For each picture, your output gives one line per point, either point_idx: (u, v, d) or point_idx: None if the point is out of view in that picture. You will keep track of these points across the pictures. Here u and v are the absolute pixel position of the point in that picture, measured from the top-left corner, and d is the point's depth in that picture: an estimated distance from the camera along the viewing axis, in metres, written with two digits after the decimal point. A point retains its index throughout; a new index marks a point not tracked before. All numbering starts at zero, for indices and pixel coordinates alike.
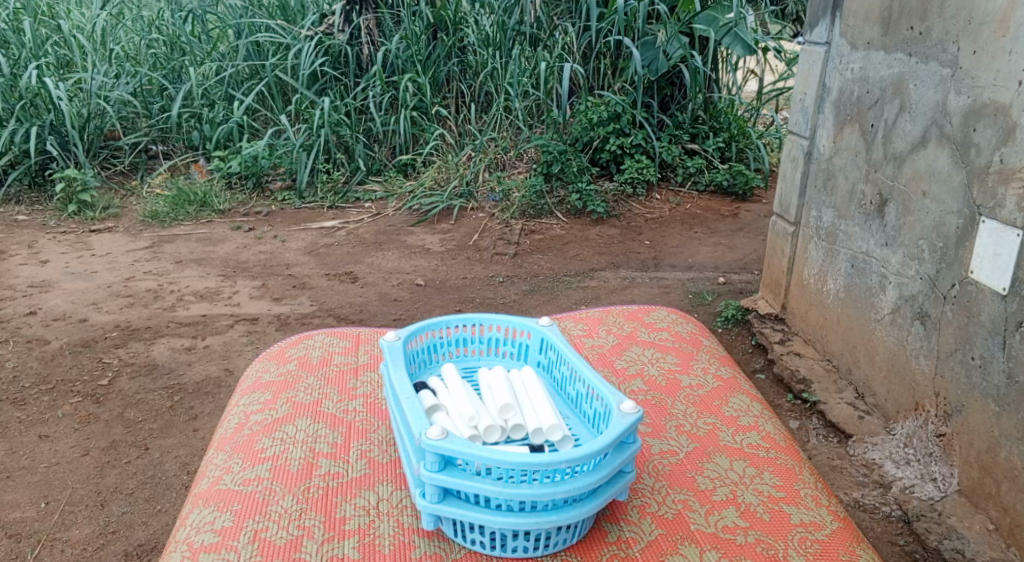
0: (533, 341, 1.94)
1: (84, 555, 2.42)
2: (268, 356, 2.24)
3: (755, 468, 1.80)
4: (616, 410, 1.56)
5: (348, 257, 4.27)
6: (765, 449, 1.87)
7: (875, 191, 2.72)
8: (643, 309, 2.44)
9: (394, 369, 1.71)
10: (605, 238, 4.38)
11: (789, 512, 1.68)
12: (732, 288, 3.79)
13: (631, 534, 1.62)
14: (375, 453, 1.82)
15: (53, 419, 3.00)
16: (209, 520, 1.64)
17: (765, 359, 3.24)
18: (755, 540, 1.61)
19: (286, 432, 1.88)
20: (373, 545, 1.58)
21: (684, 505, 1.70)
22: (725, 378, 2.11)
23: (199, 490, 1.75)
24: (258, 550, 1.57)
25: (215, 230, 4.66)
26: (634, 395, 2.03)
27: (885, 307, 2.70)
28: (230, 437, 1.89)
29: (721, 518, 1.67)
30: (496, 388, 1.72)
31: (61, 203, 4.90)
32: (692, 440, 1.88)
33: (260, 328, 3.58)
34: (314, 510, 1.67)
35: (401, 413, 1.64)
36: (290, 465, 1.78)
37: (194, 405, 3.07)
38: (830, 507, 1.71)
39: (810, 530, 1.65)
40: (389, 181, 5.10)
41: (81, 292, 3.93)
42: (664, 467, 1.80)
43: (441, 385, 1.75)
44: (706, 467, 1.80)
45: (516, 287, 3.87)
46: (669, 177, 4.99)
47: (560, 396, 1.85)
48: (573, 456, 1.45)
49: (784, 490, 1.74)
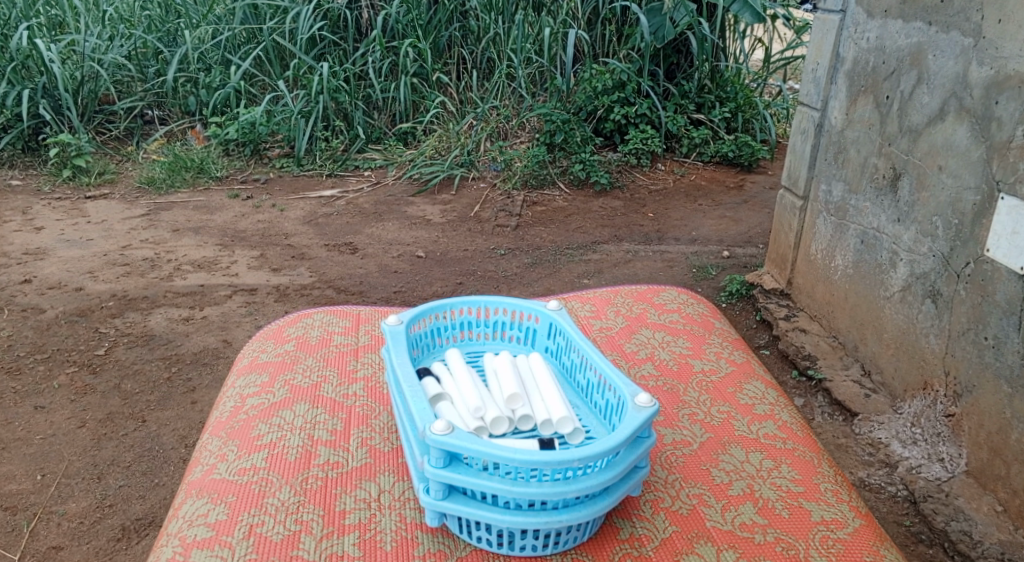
0: (541, 325, 1.89)
1: (79, 529, 2.38)
2: (265, 335, 2.19)
3: (773, 460, 1.75)
4: (631, 403, 1.50)
5: (348, 228, 4.20)
6: (783, 439, 1.82)
7: (888, 165, 2.65)
8: (652, 289, 2.39)
9: (398, 355, 1.66)
10: (608, 209, 4.31)
11: (809, 509, 1.63)
12: (737, 262, 3.73)
13: (644, 531, 1.57)
14: (376, 441, 1.78)
15: (49, 389, 2.96)
16: (202, 513, 1.59)
17: (770, 334, 3.19)
18: (774, 539, 1.56)
19: (283, 417, 1.84)
20: (374, 542, 1.54)
21: (699, 501, 1.65)
22: (738, 364, 2.06)
23: (192, 479, 1.70)
24: (254, 546, 1.52)
25: (213, 197, 4.59)
26: (644, 381, 1.98)
27: (895, 284, 2.64)
28: (225, 422, 1.85)
29: (739, 515, 1.61)
30: (504, 377, 1.66)
31: (55, 169, 4.82)
32: (706, 430, 1.83)
33: (258, 299, 3.52)
34: (312, 502, 1.62)
35: (404, 403, 1.59)
36: (287, 454, 1.73)
37: (191, 376, 3.03)
38: (851, 503, 1.65)
39: (831, 528, 1.59)
40: (389, 150, 5.01)
41: (76, 260, 3.86)
42: (677, 460, 1.75)
43: (445, 372, 1.69)
44: (721, 459, 1.75)
45: (518, 260, 3.81)
46: (673, 148, 4.91)
47: (569, 384, 1.80)
48: (586, 454, 1.40)
49: (803, 484, 1.69)
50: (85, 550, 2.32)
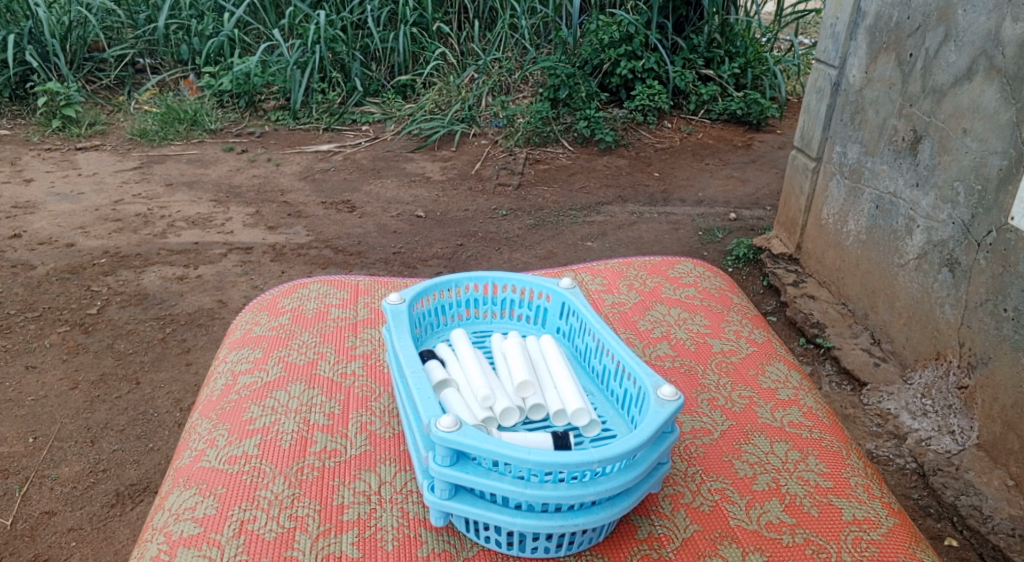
0: (553, 304, 1.81)
1: (73, 494, 2.32)
2: (259, 306, 2.11)
3: (799, 452, 1.66)
4: (654, 396, 1.41)
5: (345, 184, 4.10)
6: (809, 428, 1.73)
7: (909, 127, 2.54)
8: (666, 261, 2.30)
9: (400, 338, 1.57)
10: (613, 168, 4.20)
11: (840, 507, 1.53)
12: (744, 225, 3.64)
13: (664, 530, 1.48)
14: (376, 427, 1.70)
15: (40, 348, 2.89)
16: (189, 506, 1.51)
17: (777, 301, 3.11)
18: (804, 541, 1.47)
19: (277, 399, 1.76)
20: (375, 541, 1.45)
21: (722, 497, 1.55)
22: (759, 343, 1.98)
23: (180, 466, 1.62)
24: (244, 545, 1.44)
25: (207, 151, 4.47)
26: (660, 362, 1.90)
27: (911, 252, 2.55)
28: (216, 402, 1.78)
29: (764, 513, 1.52)
30: (514, 363, 1.58)
31: (44, 118, 4.68)
32: (727, 417, 1.75)
33: (254, 258, 3.43)
34: (308, 496, 1.53)
35: (406, 391, 1.50)
36: (281, 440, 1.65)
37: (186, 337, 2.95)
38: (883, 500, 1.57)
39: (864, 528, 1.50)
40: (387, 104, 4.88)
41: (67, 215, 3.76)
42: (697, 451, 1.66)
43: (452, 357, 1.61)
44: (744, 450, 1.66)
45: (520, 221, 3.71)
46: (680, 105, 4.78)
47: (583, 367, 1.72)
48: (605, 455, 1.30)
49: (831, 479, 1.60)
50: (78, 516, 2.26)
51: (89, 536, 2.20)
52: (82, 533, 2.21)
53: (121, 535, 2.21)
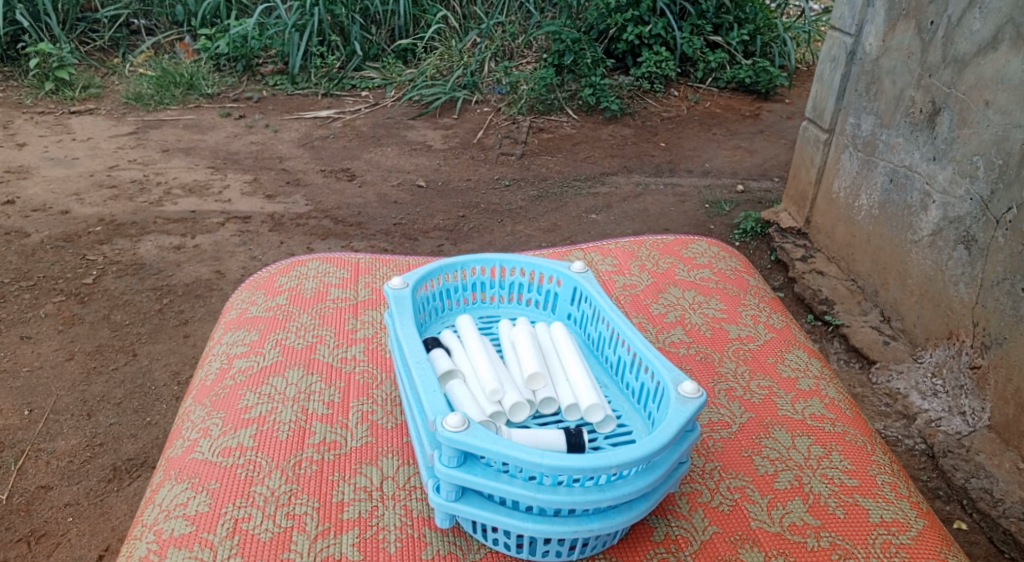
0: (564, 290, 1.75)
1: (69, 469, 2.28)
2: (256, 284, 2.05)
3: (822, 447, 1.61)
4: (676, 394, 1.36)
5: (345, 152, 4.01)
6: (831, 421, 1.68)
7: (927, 99, 2.46)
8: (680, 240, 2.24)
9: (404, 325, 1.51)
10: (618, 138, 4.11)
11: (867, 508, 1.49)
12: (752, 197, 3.57)
13: (681, 532, 1.43)
14: (377, 417, 1.65)
15: (35, 319, 2.83)
16: (181, 502, 1.46)
17: (785, 276, 3.04)
18: (830, 545, 1.42)
19: (274, 386, 1.70)
20: (377, 542, 1.40)
21: (742, 496, 1.51)
22: (778, 329, 1.92)
23: (172, 457, 1.57)
24: (238, 546, 1.39)
25: (204, 116, 4.37)
26: (674, 348, 1.85)
27: (925, 228, 2.47)
28: (210, 388, 1.72)
29: (787, 514, 1.47)
30: (525, 354, 1.53)
31: (36, 81, 4.58)
32: (745, 409, 1.69)
33: (252, 227, 3.36)
34: (306, 492, 1.49)
35: (411, 382, 1.45)
36: (277, 431, 1.60)
37: (184, 308, 2.89)
38: (912, 500, 1.52)
39: (892, 531, 1.45)
40: (387, 69, 4.78)
41: (62, 181, 3.68)
42: (716, 446, 1.61)
43: (458, 346, 1.56)
44: (764, 445, 1.61)
45: (523, 192, 3.64)
46: (688, 72, 4.70)
47: (596, 357, 1.66)
48: (623, 459, 1.25)
49: (857, 477, 1.55)
50: (75, 491, 2.21)
51: (86, 511, 2.16)
52: (78, 508, 2.17)
53: (119, 510, 2.17)
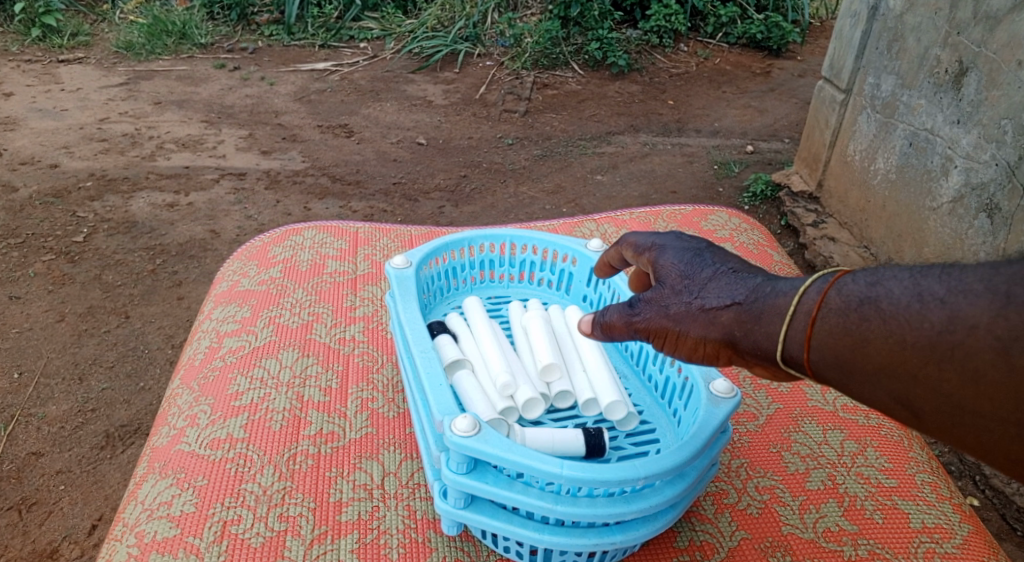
0: (579, 269, 1.66)
1: (60, 435, 2.20)
2: (249, 254, 1.97)
3: (856, 443, 1.54)
4: (709, 395, 1.28)
5: (342, 107, 3.88)
6: (865, 414, 1.62)
7: (954, 58, 2.30)
8: (698, 212, 2.17)
9: (409, 309, 1.42)
10: (624, 95, 3.98)
11: (907, 513, 1.41)
12: (762, 158, 3.44)
13: (707, 538, 1.37)
14: (378, 405, 1.57)
15: (24, 278, 2.74)
16: (165, 501, 1.39)
17: (796, 242, 2.90)
18: (868, 554, 1.35)
19: (267, 369, 1.63)
20: (378, 547, 1.33)
21: (771, 497, 1.43)
22: None
23: (157, 448, 1.51)
24: (227, 551, 1.32)
25: (197, 67, 4.22)
26: None
27: (945, 194, 2.32)
28: (197, 369, 1.65)
29: (821, 519, 1.40)
30: (538, 342, 1.46)
31: (22, 27, 4.43)
32: (773, 400, 1.63)
33: (247, 185, 3.25)
34: (301, 491, 1.41)
35: (415, 373, 1.37)
36: (270, 421, 1.52)
37: (178, 269, 2.80)
38: (955, 503, 1.45)
39: (935, 539, 1.38)
40: (386, 19, 4.63)
41: (50, 133, 3.56)
42: (742, 440, 1.54)
43: (466, 332, 1.49)
44: (794, 440, 1.54)
45: (526, 151, 3.53)
46: (698, 27, 4.55)
47: (614, 345, 1.59)
48: (652, 470, 1.17)
49: (894, 477, 1.48)
50: (67, 457, 2.14)
51: (79, 479, 2.09)
52: (70, 476, 2.10)
53: (113, 479, 2.11)
